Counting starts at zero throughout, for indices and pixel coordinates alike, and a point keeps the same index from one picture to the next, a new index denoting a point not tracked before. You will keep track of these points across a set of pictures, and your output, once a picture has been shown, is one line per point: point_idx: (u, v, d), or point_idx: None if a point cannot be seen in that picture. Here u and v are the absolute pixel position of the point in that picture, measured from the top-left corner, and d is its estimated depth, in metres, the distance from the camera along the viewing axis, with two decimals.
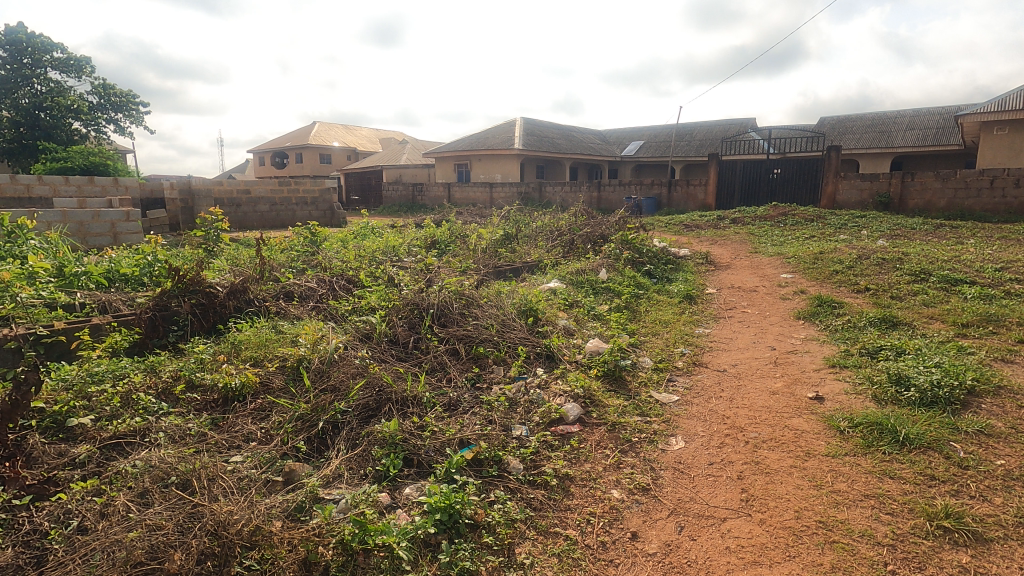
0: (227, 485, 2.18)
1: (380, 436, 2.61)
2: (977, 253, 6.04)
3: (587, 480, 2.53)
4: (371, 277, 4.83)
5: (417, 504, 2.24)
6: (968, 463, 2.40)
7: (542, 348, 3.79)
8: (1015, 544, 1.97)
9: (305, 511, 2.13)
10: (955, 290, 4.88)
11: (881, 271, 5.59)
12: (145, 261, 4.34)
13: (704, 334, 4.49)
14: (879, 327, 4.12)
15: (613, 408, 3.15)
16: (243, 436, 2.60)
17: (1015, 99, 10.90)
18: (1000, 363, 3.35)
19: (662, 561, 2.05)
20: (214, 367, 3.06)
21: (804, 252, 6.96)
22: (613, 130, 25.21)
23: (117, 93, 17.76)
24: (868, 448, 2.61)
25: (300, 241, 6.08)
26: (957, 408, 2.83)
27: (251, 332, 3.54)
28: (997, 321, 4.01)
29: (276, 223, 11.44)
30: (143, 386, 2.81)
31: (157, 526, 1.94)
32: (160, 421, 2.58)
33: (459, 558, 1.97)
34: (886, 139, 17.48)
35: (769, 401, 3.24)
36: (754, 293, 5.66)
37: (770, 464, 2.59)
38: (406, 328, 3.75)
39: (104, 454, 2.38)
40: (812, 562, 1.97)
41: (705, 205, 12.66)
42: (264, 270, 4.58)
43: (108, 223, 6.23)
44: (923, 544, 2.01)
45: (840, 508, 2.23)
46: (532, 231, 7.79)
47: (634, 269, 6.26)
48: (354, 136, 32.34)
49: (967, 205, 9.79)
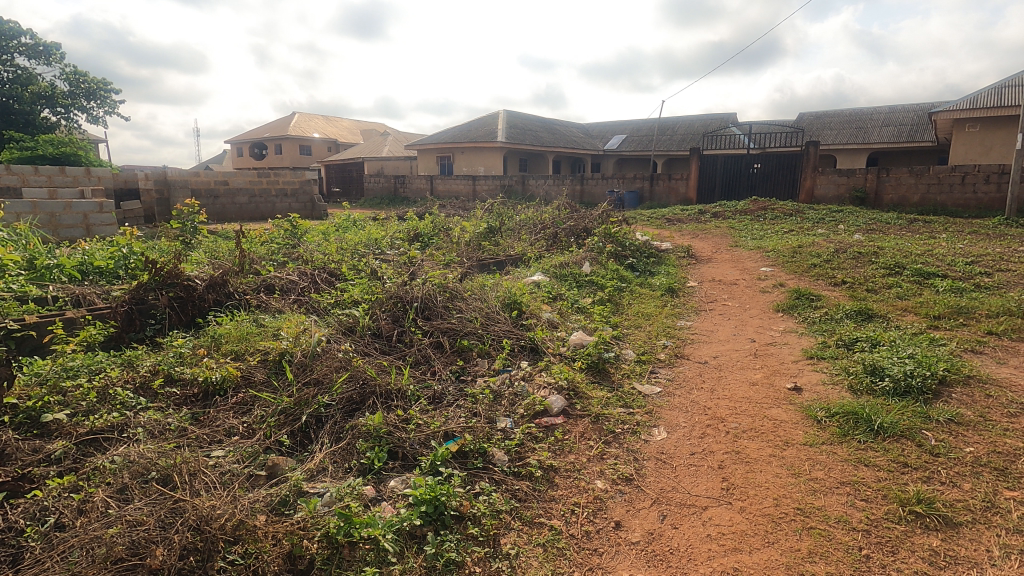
0: (209, 480, 2.15)
1: (364, 430, 2.60)
2: (949, 247, 6.21)
3: (571, 471, 2.55)
4: (353, 270, 4.81)
5: (402, 496, 2.25)
6: (939, 451, 2.48)
7: (526, 341, 3.79)
8: (982, 528, 2.04)
9: (288, 504, 2.13)
10: (927, 282, 5.02)
11: (857, 265, 5.73)
12: (120, 253, 4.24)
13: (685, 326, 4.56)
14: (855, 319, 4.24)
15: (597, 400, 3.18)
16: (225, 430, 2.57)
17: (986, 96, 11.17)
18: (969, 354, 3.47)
19: (646, 549, 2.09)
20: (194, 362, 3.02)
21: (783, 246, 7.07)
22: (596, 125, 25.32)
23: (89, 79, 17.24)
24: (844, 436, 2.68)
25: (281, 234, 5.98)
26: (929, 397, 2.92)
27: (232, 325, 3.50)
28: (967, 313, 4.13)
29: (255, 215, 11.26)
30: (120, 380, 2.76)
31: (138, 522, 1.91)
32: (138, 417, 2.53)
33: (445, 549, 1.97)
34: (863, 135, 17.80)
35: (748, 392, 3.30)
36: (735, 286, 5.76)
37: (750, 454, 2.64)
38: (389, 322, 3.74)
39: (80, 450, 2.33)
40: (791, 548, 2.02)
41: (686, 199, 12.86)
42: (243, 262, 4.51)
43: (80, 214, 6.07)
44: (896, 529, 2.07)
45: (816, 495, 2.29)
46: (515, 224, 7.80)
47: (617, 263, 6.30)
48: (335, 127, 31.91)
49: (939, 200, 10.01)
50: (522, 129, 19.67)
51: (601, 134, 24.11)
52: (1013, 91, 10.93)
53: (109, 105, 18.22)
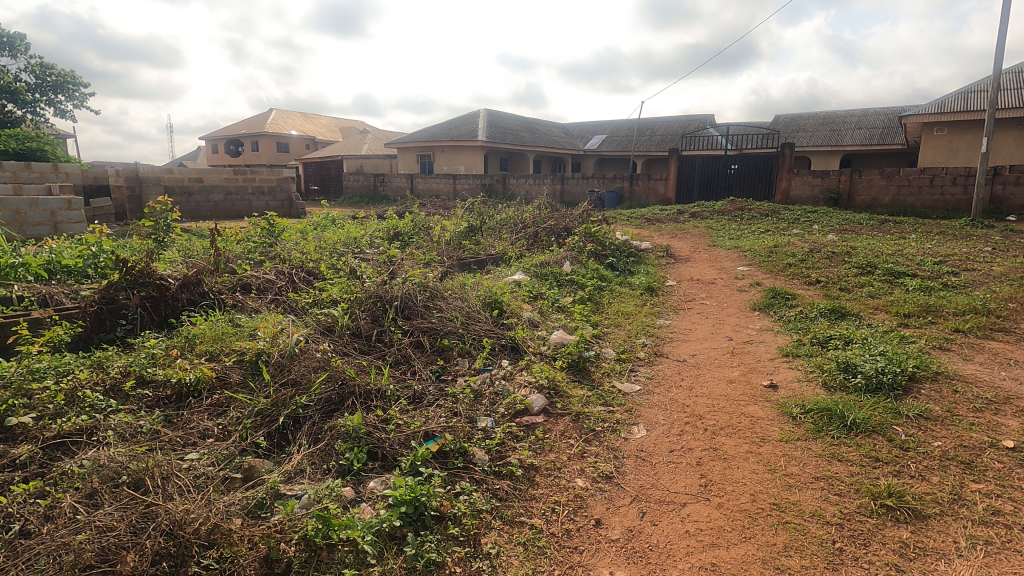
0: (183, 483, 2.11)
1: (343, 430, 2.57)
2: (919, 247, 6.37)
3: (552, 469, 2.56)
4: (332, 269, 4.74)
5: (381, 497, 2.22)
6: (909, 445, 2.54)
7: (507, 340, 3.79)
8: (950, 519, 2.10)
9: (265, 507, 2.09)
10: (898, 281, 5.15)
11: (831, 264, 5.85)
12: (89, 251, 4.12)
13: (664, 325, 4.60)
14: (829, 317, 4.32)
15: (577, 399, 3.19)
16: (199, 432, 2.52)
17: (953, 101, 11.50)
18: (937, 351, 3.56)
19: (626, 546, 2.10)
20: (167, 363, 2.96)
21: (759, 245, 7.19)
22: (577, 125, 25.44)
23: (55, 72, 16.72)
24: (818, 432, 2.73)
25: (258, 232, 5.89)
26: (899, 393, 2.99)
27: (207, 325, 3.42)
28: (936, 311, 4.24)
29: (230, 213, 11.05)
30: (89, 383, 2.68)
31: (108, 527, 1.87)
32: (108, 419, 2.47)
33: (425, 550, 1.96)
34: (836, 137, 18.19)
35: (726, 389, 3.35)
36: (713, 285, 5.84)
37: (728, 450, 2.68)
38: (369, 321, 3.70)
39: (47, 454, 2.26)
40: (767, 543, 2.05)
41: (665, 199, 13.02)
42: (218, 261, 4.42)
43: (47, 211, 5.90)
44: (868, 522, 2.12)
45: (792, 490, 2.33)
46: (496, 223, 7.78)
47: (597, 262, 6.32)
48: (313, 125, 31.48)
49: (909, 202, 10.27)
50: (503, 128, 19.67)
51: (581, 134, 24.23)
52: (979, 96, 11.27)
53: (78, 99, 17.72)
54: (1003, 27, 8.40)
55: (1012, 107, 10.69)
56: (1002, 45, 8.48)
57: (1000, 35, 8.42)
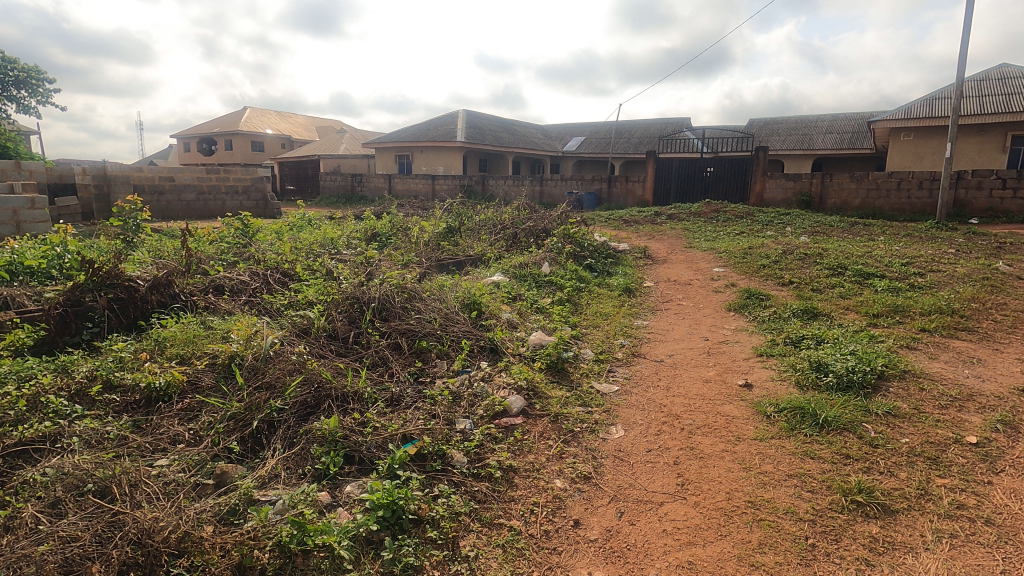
0: (151, 491, 2.05)
1: (319, 434, 2.53)
2: (887, 249, 6.55)
3: (530, 471, 2.56)
4: (308, 270, 4.67)
5: (358, 501, 2.19)
6: (878, 442, 2.60)
7: (486, 341, 3.78)
8: (917, 514, 2.16)
9: (238, 514, 2.04)
10: (867, 282, 5.29)
11: (804, 266, 5.97)
12: (53, 252, 3.99)
13: (642, 326, 4.64)
14: (802, 318, 4.42)
15: (556, 399, 3.20)
16: (169, 437, 2.46)
17: (919, 107, 11.87)
18: (905, 350, 3.66)
19: (604, 546, 2.11)
20: (136, 366, 2.87)
21: (734, 247, 7.31)
22: (556, 126, 25.53)
23: (16, 66, 16.12)
24: (791, 430, 2.78)
25: (231, 232, 5.77)
26: (869, 391, 3.07)
27: (178, 328, 3.34)
28: (903, 311, 4.36)
29: (203, 213, 10.82)
30: (52, 388, 2.59)
31: (72, 538, 1.80)
32: (73, 425, 2.39)
33: (403, 554, 1.94)
34: (808, 141, 18.60)
35: (702, 388, 3.39)
36: (689, 286, 5.92)
37: (704, 449, 2.71)
38: (346, 323, 3.66)
39: (7, 463, 2.18)
40: (742, 540, 2.09)
41: (643, 201, 13.16)
42: (190, 262, 4.32)
43: (9, 210, 5.69)
44: (840, 518, 2.17)
45: (766, 488, 2.37)
46: (475, 224, 7.75)
47: (576, 263, 6.36)
48: (288, 124, 31.01)
49: (878, 204, 10.55)
50: (482, 129, 19.65)
51: (560, 135, 24.34)
52: (944, 103, 11.65)
53: (42, 95, 17.19)
54: (966, 36, 8.68)
55: (974, 114, 11.08)
56: (964, 53, 8.77)
57: (963, 44, 8.71)
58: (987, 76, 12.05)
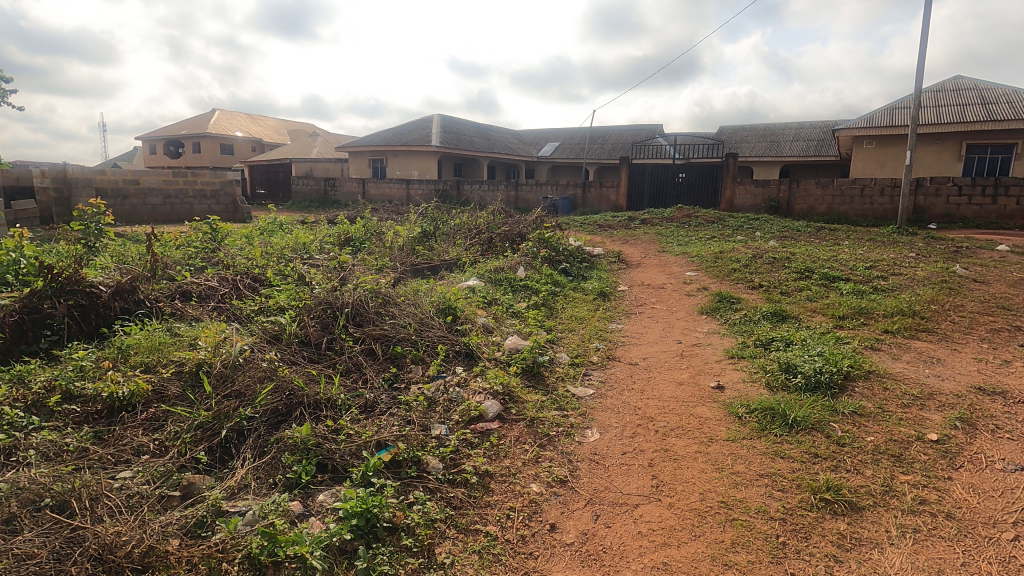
0: (114, 504, 1.98)
1: (290, 442, 2.47)
2: (851, 253, 6.75)
3: (506, 476, 2.55)
4: (279, 276, 4.58)
5: (332, 510, 2.15)
6: (845, 441, 2.67)
7: (461, 346, 3.76)
8: (882, 510, 2.22)
9: (206, 526, 1.98)
10: (833, 285, 5.44)
11: (772, 269, 6.11)
12: (7, 257, 3.82)
13: (616, 329, 4.68)
14: (771, 320, 4.52)
15: (532, 404, 3.20)
16: (133, 449, 2.37)
17: (880, 115, 12.29)
18: (869, 351, 3.78)
19: (580, 549, 2.11)
20: (97, 376, 2.77)
21: (706, 251, 7.44)
22: (531, 132, 25.66)
23: None
24: (762, 431, 2.84)
25: (198, 237, 5.63)
26: (836, 391, 3.15)
27: (142, 335, 3.24)
28: (867, 313, 4.50)
29: (170, 217, 10.57)
30: (7, 399, 2.48)
31: (27, 555, 1.72)
32: (30, 437, 2.29)
33: (377, 563, 1.91)
34: (776, 148, 19.08)
35: (676, 391, 3.44)
36: (663, 290, 5.99)
37: (678, 451, 2.74)
38: (318, 329, 3.60)
39: None
40: (715, 540, 2.11)
41: (617, 206, 13.31)
42: (155, 267, 4.21)
43: None
44: (808, 516, 2.21)
45: (738, 488, 2.41)
46: (450, 229, 7.72)
47: (550, 267, 6.39)
48: (259, 127, 30.47)
49: (843, 210, 10.87)
50: (457, 134, 19.63)
51: (535, 141, 24.47)
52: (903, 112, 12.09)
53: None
54: (922, 48, 9.04)
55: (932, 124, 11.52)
56: (921, 65, 9.13)
57: (920, 56, 9.06)
58: (943, 87, 12.55)
